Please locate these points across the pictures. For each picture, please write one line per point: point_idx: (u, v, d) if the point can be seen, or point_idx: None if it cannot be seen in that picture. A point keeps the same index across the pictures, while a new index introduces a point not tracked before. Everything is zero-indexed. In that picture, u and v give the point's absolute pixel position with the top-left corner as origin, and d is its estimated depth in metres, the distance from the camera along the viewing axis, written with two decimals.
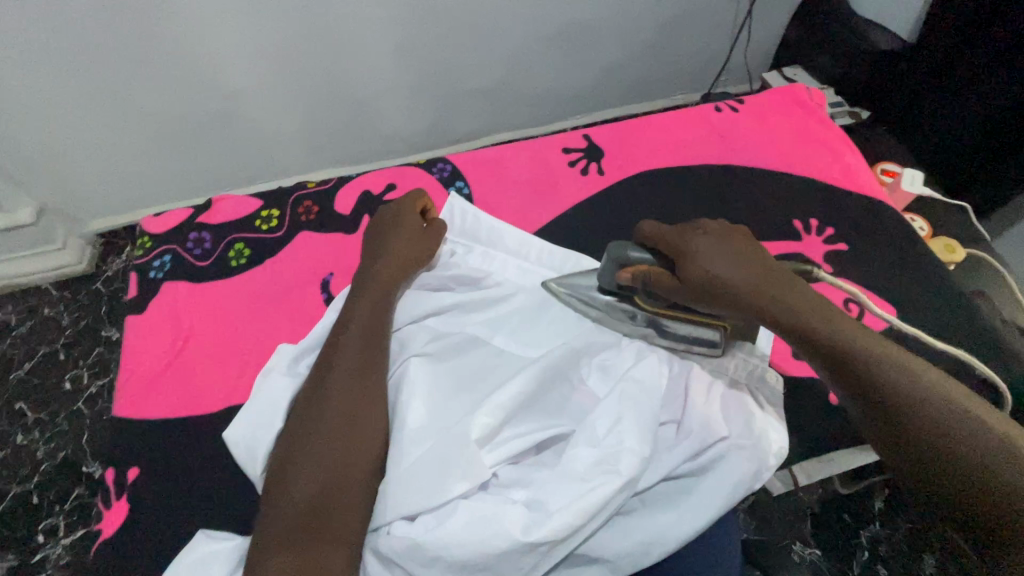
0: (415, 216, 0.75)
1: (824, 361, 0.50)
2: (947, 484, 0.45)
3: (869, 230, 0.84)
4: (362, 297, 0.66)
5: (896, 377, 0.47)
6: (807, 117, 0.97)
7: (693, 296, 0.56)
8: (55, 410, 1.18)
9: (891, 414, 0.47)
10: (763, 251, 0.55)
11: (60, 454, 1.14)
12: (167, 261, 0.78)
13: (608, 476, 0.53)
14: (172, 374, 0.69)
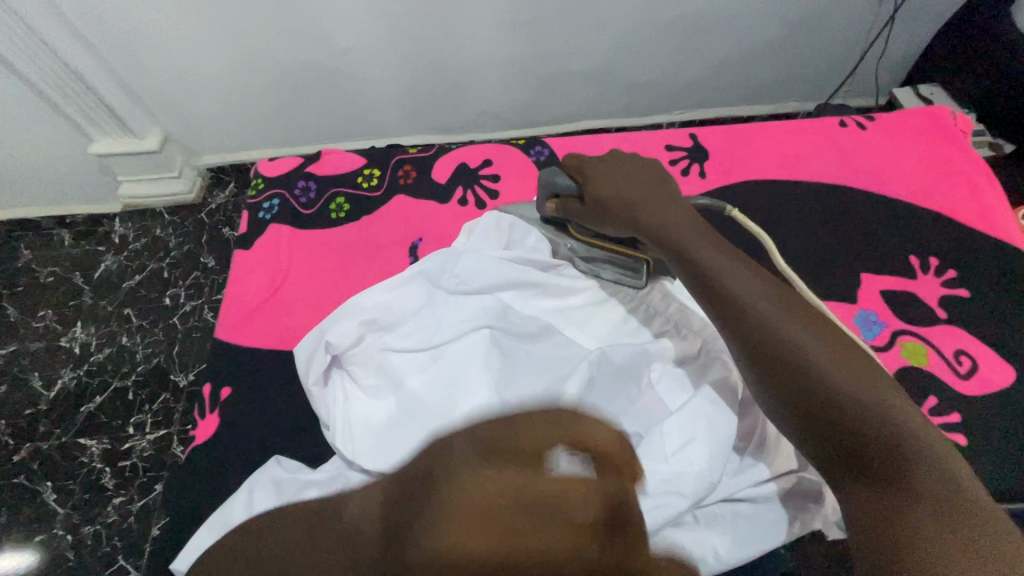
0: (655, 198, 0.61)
1: (696, 283, 0.55)
2: (816, 403, 0.43)
3: (998, 280, 0.75)
4: None
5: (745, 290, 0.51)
6: (948, 143, 0.87)
7: (594, 214, 0.68)
8: (156, 320, 1.39)
9: (746, 321, 0.49)
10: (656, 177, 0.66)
11: (158, 359, 1.34)
12: (276, 204, 0.85)
13: (671, 497, 0.54)
14: (269, 308, 0.76)
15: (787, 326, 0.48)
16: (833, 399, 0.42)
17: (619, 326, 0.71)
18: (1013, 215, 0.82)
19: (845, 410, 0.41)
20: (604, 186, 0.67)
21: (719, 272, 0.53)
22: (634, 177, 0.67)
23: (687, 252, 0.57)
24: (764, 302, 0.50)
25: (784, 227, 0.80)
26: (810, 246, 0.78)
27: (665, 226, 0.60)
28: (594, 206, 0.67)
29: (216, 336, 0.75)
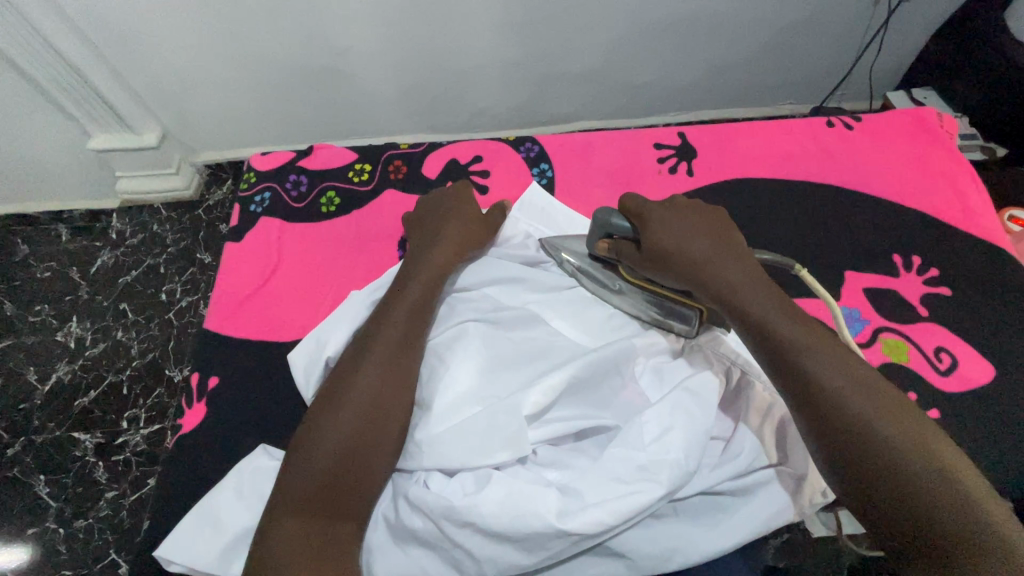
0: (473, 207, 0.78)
1: (768, 355, 0.56)
2: (891, 501, 0.47)
3: (981, 280, 0.76)
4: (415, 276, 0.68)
5: (824, 374, 0.52)
6: (933, 144, 0.88)
7: (651, 264, 0.66)
8: (152, 315, 1.40)
9: (826, 409, 0.51)
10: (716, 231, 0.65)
11: (154, 355, 1.34)
12: (267, 198, 0.86)
13: (647, 484, 0.54)
14: (258, 300, 0.77)
15: (866, 412, 0.50)
16: (910, 493, 0.46)
17: (603, 319, 0.72)
18: (997, 216, 0.83)
19: (922, 503, 0.46)
20: (667, 236, 0.65)
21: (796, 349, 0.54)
22: (695, 229, 0.66)
23: (764, 324, 0.56)
24: (843, 386, 0.51)
25: (771, 225, 0.81)
26: (796, 245, 0.79)
27: (734, 290, 0.60)
28: (657, 258, 0.66)
29: (205, 326, 0.75)
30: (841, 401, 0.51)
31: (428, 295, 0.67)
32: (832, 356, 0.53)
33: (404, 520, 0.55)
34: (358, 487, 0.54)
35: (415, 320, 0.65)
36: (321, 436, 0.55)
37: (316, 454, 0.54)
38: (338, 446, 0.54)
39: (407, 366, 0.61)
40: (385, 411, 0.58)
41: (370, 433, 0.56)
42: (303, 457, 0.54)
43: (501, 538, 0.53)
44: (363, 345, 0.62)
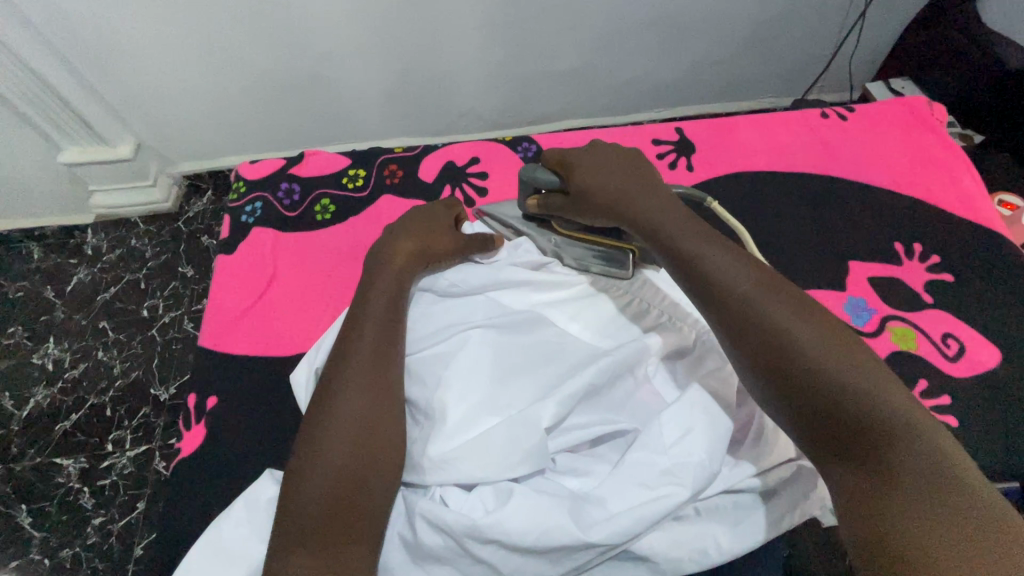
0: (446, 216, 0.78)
1: (681, 271, 0.55)
2: (806, 395, 0.45)
3: (979, 265, 0.76)
4: (377, 289, 0.66)
5: (732, 279, 0.51)
6: (926, 133, 0.88)
7: (576, 204, 0.68)
8: (134, 333, 1.35)
9: (731, 310, 0.50)
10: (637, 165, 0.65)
11: (137, 373, 1.29)
12: (258, 207, 0.83)
13: (670, 488, 0.53)
14: (255, 314, 0.74)
15: (787, 323, 0.48)
16: (833, 400, 0.44)
17: (615, 319, 0.70)
18: (992, 201, 0.84)
19: (845, 408, 0.43)
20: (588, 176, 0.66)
21: (705, 259, 0.53)
22: (618, 170, 0.66)
23: (679, 245, 0.55)
24: (763, 298, 0.50)
25: (771, 218, 0.81)
26: (798, 237, 0.79)
27: (650, 217, 0.60)
28: (584, 200, 0.66)
29: (200, 344, 0.72)
30: (761, 315, 0.48)
31: (394, 303, 0.65)
32: (749, 273, 0.52)
33: (422, 539, 0.53)
34: (366, 504, 0.52)
35: (392, 336, 0.62)
36: (315, 460, 0.53)
37: (316, 479, 0.52)
38: (338, 466, 0.52)
39: (389, 381, 0.59)
40: (375, 421, 0.56)
41: (365, 450, 0.54)
42: (303, 487, 0.52)
43: (526, 553, 0.51)
44: (336, 362, 0.60)
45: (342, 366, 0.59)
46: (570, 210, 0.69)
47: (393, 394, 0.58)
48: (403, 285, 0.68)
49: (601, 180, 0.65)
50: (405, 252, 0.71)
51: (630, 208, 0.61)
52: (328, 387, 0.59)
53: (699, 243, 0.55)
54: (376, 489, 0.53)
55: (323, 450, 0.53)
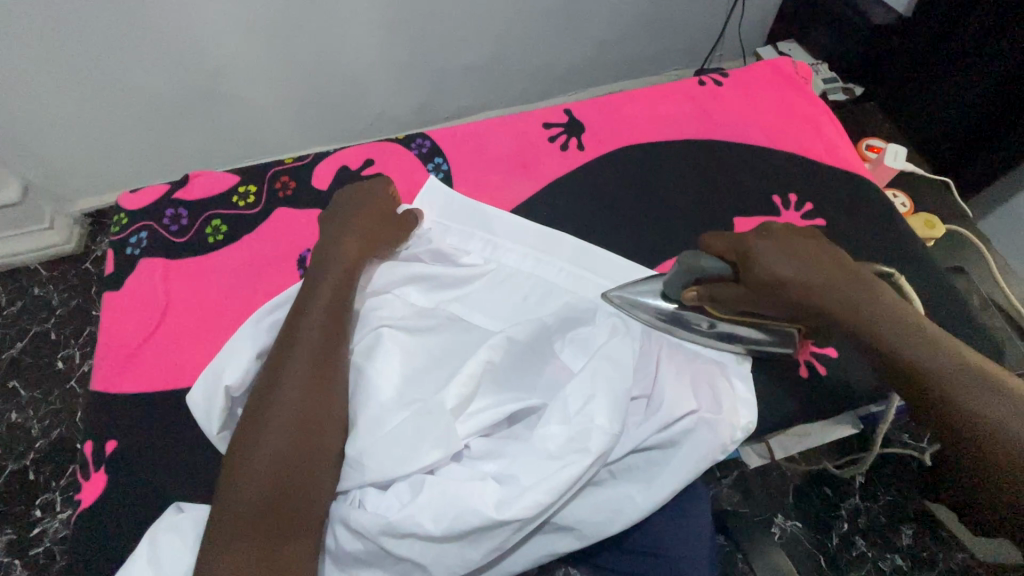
0: (374, 207, 0.73)
1: (904, 384, 0.54)
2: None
3: (847, 207, 0.83)
4: (318, 286, 0.64)
5: (967, 403, 0.50)
6: (792, 90, 0.95)
7: (757, 299, 0.61)
8: (49, 388, 1.25)
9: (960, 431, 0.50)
10: (828, 254, 0.59)
11: (60, 430, 1.20)
12: (145, 237, 0.79)
13: (576, 454, 0.55)
14: (149, 349, 0.70)
15: (924, 355, 0.53)
16: (942, 396, 0.51)
17: (522, 303, 0.72)
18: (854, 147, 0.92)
19: (960, 415, 0.50)
20: (777, 267, 0.59)
21: (934, 371, 0.52)
22: (798, 255, 0.59)
23: (903, 360, 0.53)
24: (910, 339, 0.54)
25: (663, 186, 0.84)
26: (687, 201, 0.83)
27: (870, 321, 0.55)
28: (762, 295, 0.60)
29: (92, 389, 0.68)
30: (898, 344, 0.54)
31: (336, 303, 0.63)
32: (901, 315, 0.55)
33: (345, 546, 0.54)
34: (299, 502, 0.51)
35: (332, 330, 0.61)
36: (247, 461, 0.52)
37: (258, 487, 0.50)
38: (270, 464, 0.51)
39: (332, 376, 0.58)
40: (322, 424, 0.55)
41: (301, 448, 0.53)
42: (241, 495, 0.50)
43: (443, 540, 0.52)
44: (277, 366, 0.58)
45: (287, 370, 0.57)
46: (745, 304, 0.63)
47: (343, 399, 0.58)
48: (348, 283, 0.66)
49: (789, 271, 0.58)
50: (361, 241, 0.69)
51: (810, 292, 0.58)
52: (268, 392, 0.56)
53: (869, 303, 0.56)
54: (308, 486, 0.52)
55: (267, 457, 0.52)
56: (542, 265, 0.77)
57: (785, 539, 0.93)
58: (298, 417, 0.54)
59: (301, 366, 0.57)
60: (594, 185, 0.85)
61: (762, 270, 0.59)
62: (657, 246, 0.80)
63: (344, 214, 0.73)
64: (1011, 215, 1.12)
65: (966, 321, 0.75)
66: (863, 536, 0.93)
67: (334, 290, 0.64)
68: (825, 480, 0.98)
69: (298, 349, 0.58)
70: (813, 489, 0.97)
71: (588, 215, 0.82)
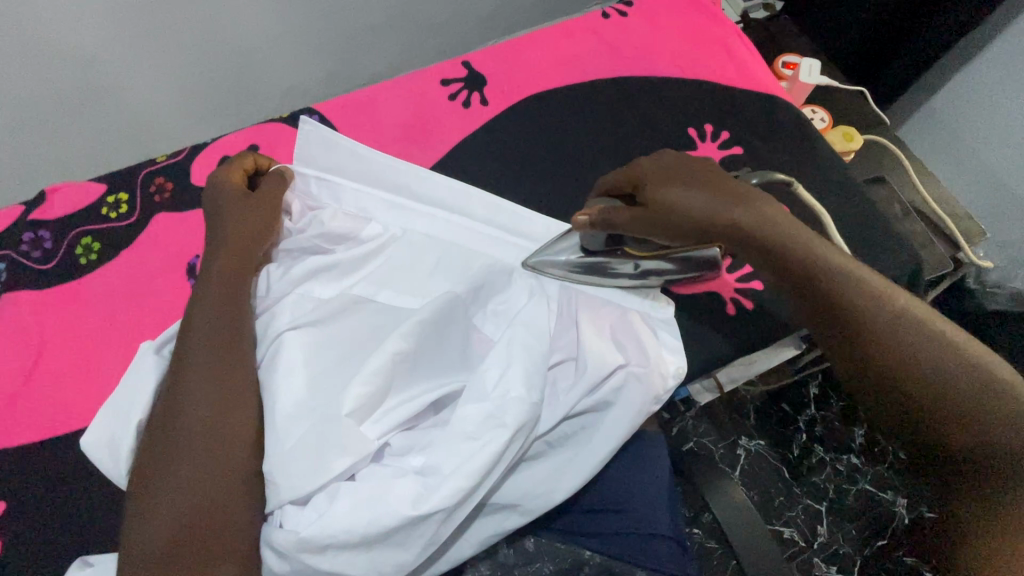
0: (235, 190, 0.67)
1: (792, 286, 0.49)
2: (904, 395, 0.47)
3: (764, 132, 0.80)
4: (203, 299, 0.60)
5: (855, 300, 0.46)
6: (700, 12, 0.89)
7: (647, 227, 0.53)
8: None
9: (855, 332, 0.47)
10: (727, 182, 0.50)
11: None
12: (3, 270, 0.69)
13: (495, 432, 0.53)
14: (28, 393, 0.63)
15: (890, 324, 0.46)
16: (886, 348, 0.46)
17: (434, 277, 0.67)
18: (768, 66, 0.88)
19: (858, 318, 0.46)
20: (666, 190, 0.50)
21: (818, 278, 0.47)
22: (713, 178, 0.50)
23: (796, 266, 0.48)
24: (874, 307, 0.46)
25: (577, 134, 0.79)
26: (602, 146, 0.79)
27: (770, 234, 0.47)
28: (661, 223, 0.51)
29: None
30: (864, 313, 0.46)
31: (222, 314, 0.59)
32: (866, 275, 0.47)
33: (272, 567, 0.51)
34: (216, 524, 0.50)
35: (224, 344, 0.57)
36: (156, 492, 0.51)
37: (170, 514, 0.50)
38: (180, 493, 0.50)
39: (235, 391, 0.55)
40: (216, 437, 0.53)
41: (206, 472, 0.52)
42: (151, 529, 0.49)
43: (366, 546, 0.49)
44: (172, 391, 0.55)
45: (177, 392, 0.55)
46: (635, 231, 0.54)
47: (253, 404, 0.56)
48: (235, 284, 0.61)
49: (703, 202, 0.49)
50: (235, 232, 0.64)
51: (738, 226, 0.47)
52: (161, 420, 0.54)
53: (781, 225, 0.47)
54: (224, 509, 0.51)
55: (166, 485, 0.51)
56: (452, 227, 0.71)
57: (752, 458, 0.93)
58: (194, 436, 0.53)
59: (184, 386, 0.55)
60: (503, 143, 0.79)
61: (659, 196, 0.50)
62: (573, 199, 0.76)
63: (213, 210, 0.67)
64: (931, 117, 1.12)
65: (886, 233, 0.75)
66: (821, 444, 0.95)
67: (217, 298, 0.60)
68: (781, 397, 0.99)
69: (182, 371, 0.56)
70: (772, 408, 0.98)
71: (500, 176, 0.77)
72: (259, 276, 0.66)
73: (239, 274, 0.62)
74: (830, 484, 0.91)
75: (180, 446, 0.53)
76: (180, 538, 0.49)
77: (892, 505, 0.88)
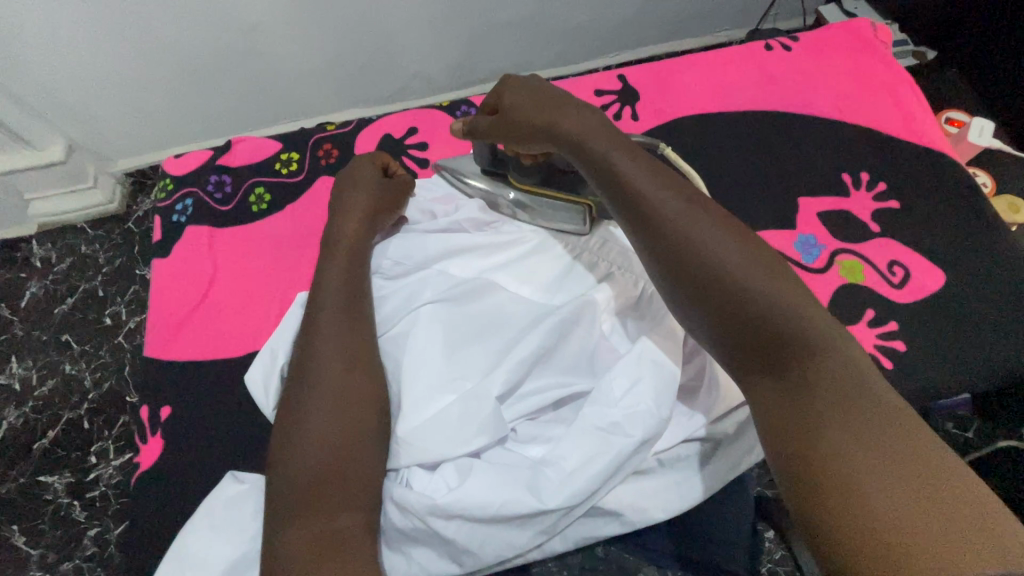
0: (371, 171, 0.75)
1: (609, 186, 0.55)
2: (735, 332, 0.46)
3: (922, 186, 0.77)
4: (333, 259, 0.66)
5: (656, 194, 0.52)
6: (868, 55, 0.87)
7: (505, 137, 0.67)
8: (66, 338, 1.16)
9: (646, 214, 0.52)
10: (564, 104, 0.61)
11: (85, 382, 1.12)
12: (189, 204, 0.78)
13: (617, 440, 0.54)
14: (197, 318, 0.71)
15: (718, 254, 0.48)
16: (682, 246, 0.49)
17: (564, 275, 0.70)
18: (936, 119, 0.84)
19: (653, 207, 0.52)
20: (512, 97, 0.65)
21: (620, 166, 0.55)
22: (587, 113, 0.60)
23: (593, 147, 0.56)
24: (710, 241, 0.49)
25: (724, 161, 0.79)
26: (748, 176, 0.78)
27: (574, 132, 0.58)
28: (508, 127, 0.65)
29: (145, 354, 0.69)
30: (759, 311, 0.46)
31: (356, 278, 0.64)
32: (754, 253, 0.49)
33: (395, 522, 0.54)
34: (355, 477, 0.51)
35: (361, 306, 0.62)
36: (300, 434, 0.53)
37: (313, 452, 0.52)
38: (322, 436, 0.53)
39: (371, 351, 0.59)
40: (358, 393, 0.55)
41: (346, 424, 0.54)
42: (292, 461, 0.52)
43: (489, 524, 0.52)
44: (310, 338, 0.59)
45: (314, 340, 0.59)
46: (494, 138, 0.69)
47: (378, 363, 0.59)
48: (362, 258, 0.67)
49: (572, 125, 0.59)
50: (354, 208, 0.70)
51: (596, 150, 0.56)
52: (300, 366, 0.58)
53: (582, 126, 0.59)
54: (364, 462, 0.52)
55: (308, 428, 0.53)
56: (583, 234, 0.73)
57: None
58: (336, 387, 0.55)
59: (334, 332, 0.59)
60: None
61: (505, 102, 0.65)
62: None
63: (342, 184, 0.75)
64: None
65: None
66: None
67: (352, 256, 0.67)
68: None
69: (334, 318, 0.60)
70: None
71: None
72: (373, 251, 0.73)
73: (359, 237, 0.69)
74: None
75: (320, 392, 0.56)
76: (319, 482, 0.50)
77: None
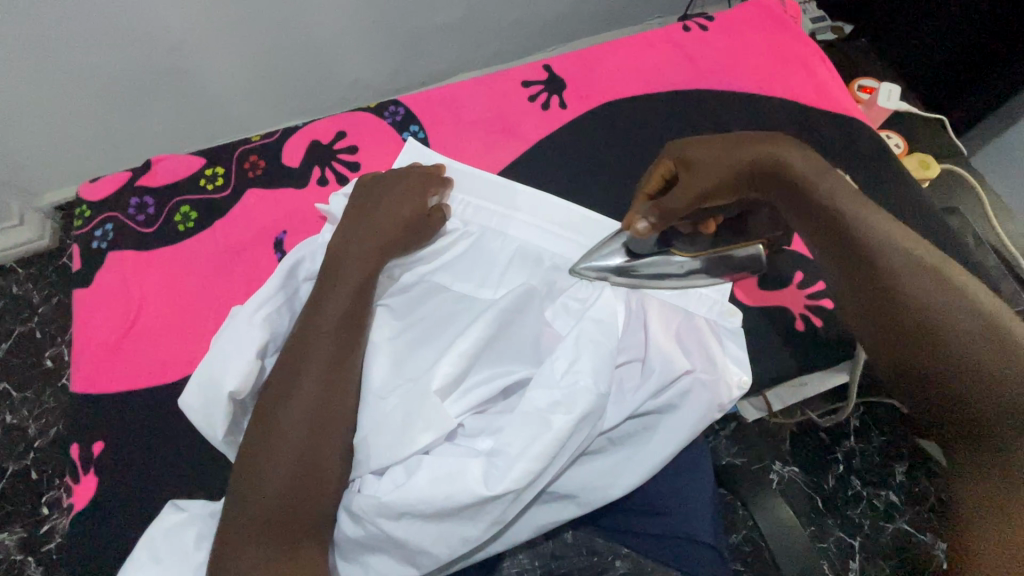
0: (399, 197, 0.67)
1: (823, 238, 0.52)
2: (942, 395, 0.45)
3: (840, 150, 0.81)
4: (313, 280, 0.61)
5: (885, 247, 0.48)
6: (780, 31, 0.90)
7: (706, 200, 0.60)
8: (3, 386, 1.10)
9: (865, 266, 0.49)
10: (773, 148, 0.56)
11: (29, 430, 1.06)
12: (110, 229, 0.75)
13: (559, 418, 0.54)
14: (128, 346, 0.68)
15: (951, 318, 0.44)
16: (904, 308, 0.46)
17: (504, 267, 0.70)
18: (847, 88, 0.88)
19: (874, 261, 0.48)
20: (702, 157, 0.58)
21: (846, 217, 0.51)
22: (802, 156, 0.55)
23: (814, 199, 0.53)
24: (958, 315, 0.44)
25: (652, 142, 0.81)
26: None
27: (794, 181, 0.54)
28: (709, 187, 0.58)
29: (73, 390, 0.66)
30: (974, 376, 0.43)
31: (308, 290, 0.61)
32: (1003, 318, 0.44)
33: (348, 533, 0.53)
34: (299, 494, 0.50)
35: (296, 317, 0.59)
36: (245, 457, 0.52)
37: (255, 471, 0.50)
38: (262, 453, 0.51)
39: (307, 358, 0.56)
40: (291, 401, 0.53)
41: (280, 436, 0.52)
42: (238, 483, 0.51)
43: (439, 519, 0.52)
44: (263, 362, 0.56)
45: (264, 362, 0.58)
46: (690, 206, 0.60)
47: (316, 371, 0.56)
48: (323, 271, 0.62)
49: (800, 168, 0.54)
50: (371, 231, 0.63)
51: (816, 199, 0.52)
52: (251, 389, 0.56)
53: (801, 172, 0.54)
54: (307, 475, 0.51)
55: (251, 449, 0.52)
56: (516, 224, 0.74)
57: (784, 484, 0.92)
58: (273, 404, 0.54)
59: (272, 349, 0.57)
60: (579, 144, 0.81)
61: (698, 164, 0.58)
62: None
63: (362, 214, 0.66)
64: (1004, 150, 1.11)
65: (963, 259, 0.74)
66: (859, 477, 0.93)
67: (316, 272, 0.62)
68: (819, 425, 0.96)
69: None
70: (807, 435, 0.96)
71: (577, 177, 0.79)
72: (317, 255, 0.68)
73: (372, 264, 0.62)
74: (866, 518, 0.90)
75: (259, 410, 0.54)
76: (264, 505, 0.49)
77: (932, 548, 0.87)
